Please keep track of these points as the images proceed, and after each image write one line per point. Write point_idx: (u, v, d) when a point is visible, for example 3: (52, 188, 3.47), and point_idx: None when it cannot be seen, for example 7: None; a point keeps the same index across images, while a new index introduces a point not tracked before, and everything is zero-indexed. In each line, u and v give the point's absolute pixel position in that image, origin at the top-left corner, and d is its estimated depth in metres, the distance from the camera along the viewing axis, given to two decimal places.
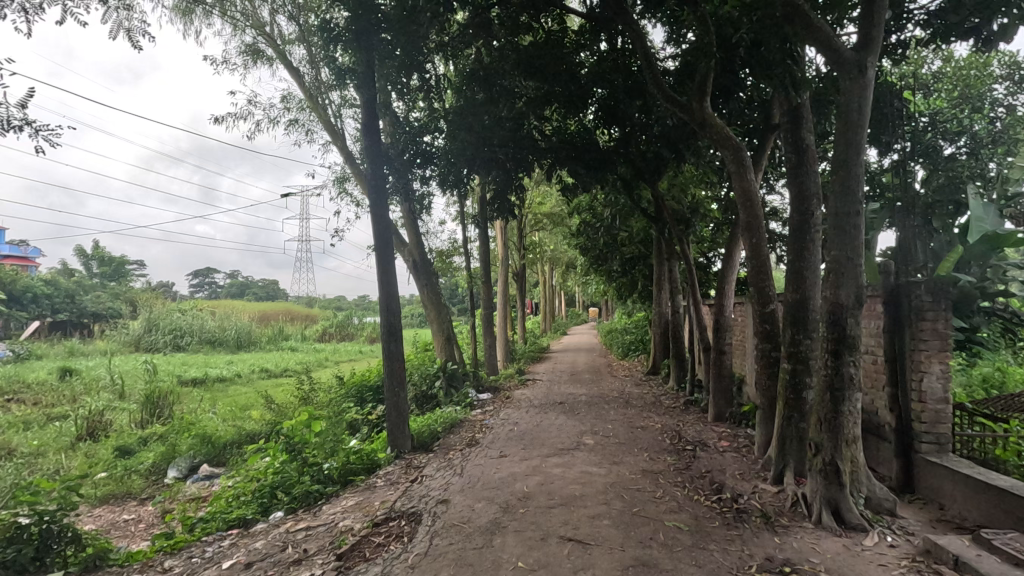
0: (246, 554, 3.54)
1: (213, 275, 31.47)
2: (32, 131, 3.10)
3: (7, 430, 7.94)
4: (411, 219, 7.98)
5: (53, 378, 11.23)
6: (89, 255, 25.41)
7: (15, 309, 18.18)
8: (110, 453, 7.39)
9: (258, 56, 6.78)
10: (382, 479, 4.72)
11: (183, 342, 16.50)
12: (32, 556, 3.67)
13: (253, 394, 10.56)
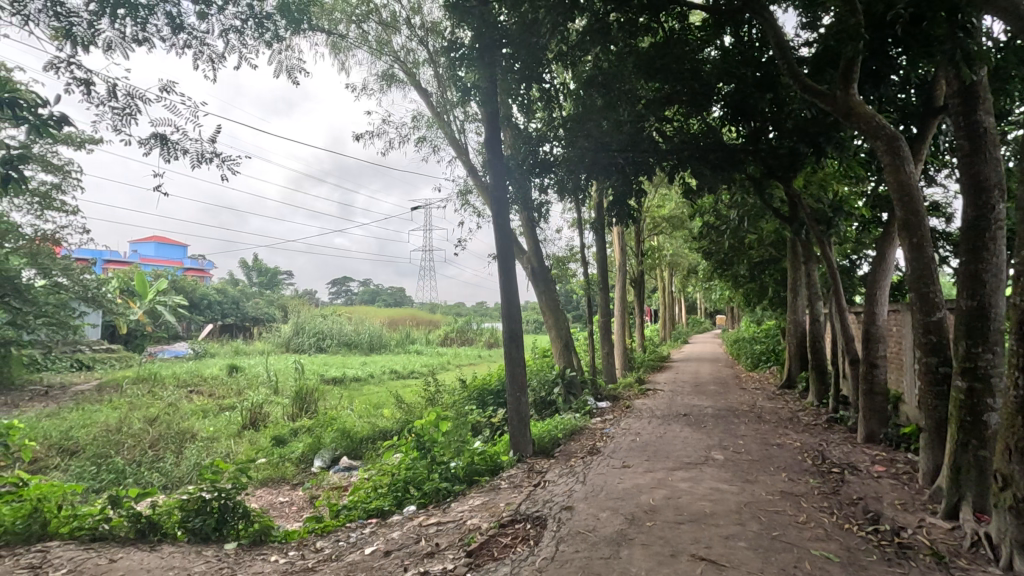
0: (385, 543, 3.81)
1: (349, 284, 34.50)
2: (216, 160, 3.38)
3: (191, 416, 9.34)
4: (530, 227, 8.14)
5: (224, 374, 13.01)
6: (250, 267, 29.15)
7: (195, 314, 21.34)
8: (268, 441, 8.38)
9: (391, 81, 7.35)
10: (506, 481, 4.84)
11: (325, 344, 18.58)
12: (213, 526, 4.27)
13: (385, 394, 11.40)
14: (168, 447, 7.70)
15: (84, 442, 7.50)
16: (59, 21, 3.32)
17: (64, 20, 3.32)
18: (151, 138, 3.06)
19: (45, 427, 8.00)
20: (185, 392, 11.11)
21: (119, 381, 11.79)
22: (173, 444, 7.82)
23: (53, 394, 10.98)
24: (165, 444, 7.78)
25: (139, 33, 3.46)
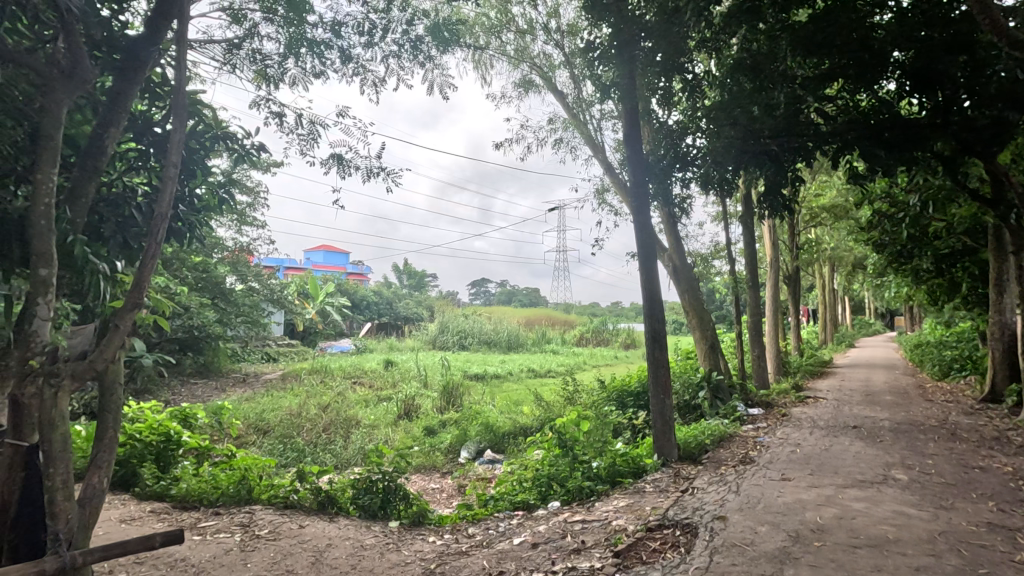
0: (532, 535, 3.93)
1: (488, 284, 36.05)
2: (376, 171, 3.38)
3: (356, 404, 10.45)
4: (671, 224, 7.83)
5: (381, 368, 14.34)
6: (401, 270, 31.82)
7: (356, 314, 23.82)
8: (421, 431, 9.07)
9: (529, 87, 7.55)
10: (651, 485, 4.72)
11: (467, 342, 19.67)
12: (379, 505, 4.73)
13: (524, 391, 11.72)
14: (338, 431, 8.67)
15: (274, 423, 8.76)
16: (258, 65, 3.91)
17: (260, 64, 3.90)
18: (329, 159, 3.27)
19: (245, 409, 9.48)
20: (349, 383, 12.46)
21: (298, 371, 13.59)
22: (342, 428, 8.79)
23: (249, 382, 12.97)
24: (336, 428, 8.78)
25: (317, 66, 3.94)
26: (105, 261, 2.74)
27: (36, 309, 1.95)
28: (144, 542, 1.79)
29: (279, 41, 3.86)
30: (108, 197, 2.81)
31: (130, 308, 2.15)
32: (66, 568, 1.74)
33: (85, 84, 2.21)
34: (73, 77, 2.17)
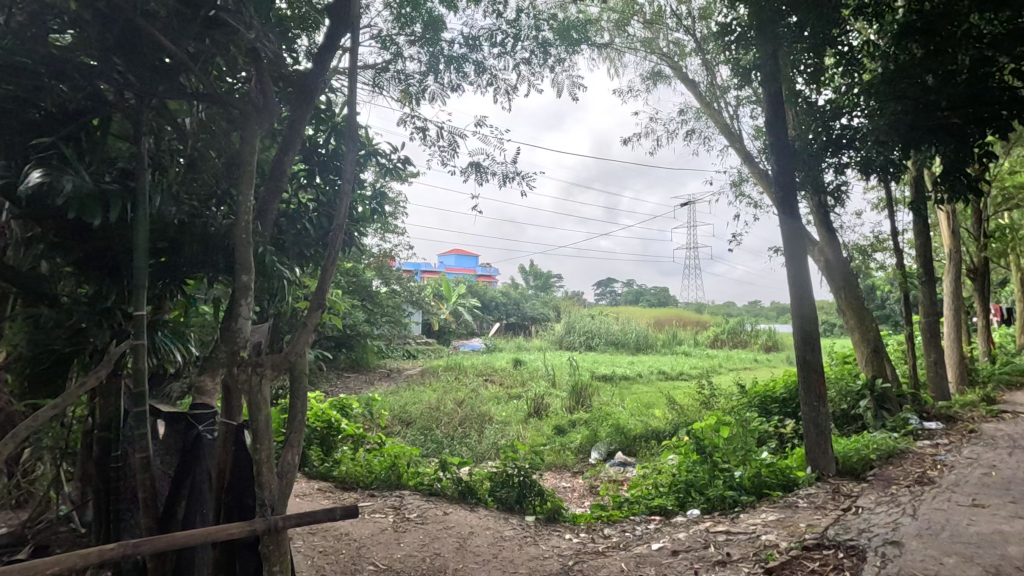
0: (672, 542, 3.80)
1: (614, 284, 35.45)
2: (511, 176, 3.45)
3: (489, 401, 10.88)
4: (823, 214, 7.09)
5: (511, 367, 14.77)
6: (527, 271, 32.53)
7: (486, 314, 24.77)
8: (551, 430, 9.18)
9: (658, 78, 7.31)
10: (804, 500, 4.33)
11: (594, 342, 19.53)
12: (516, 499, 4.87)
13: (656, 394, 11.34)
14: (473, 426, 9.09)
15: (415, 415, 9.43)
16: (403, 85, 4.23)
17: (405, 83, 4.22)
18: (468, 167, 3.43)
19: (391, 402, 10.34)
20: (482, 381, 12.99)
21: (435, 368, 14.48)
22: (476, 423, 9.20)
23: (393, 376, 14.11)
24: (471, 423, 9.21)
25: (454, 80, 4.17)
26: (288, 267, 3.21)
27: (239, 308, 2.27)
28: (325, 514, 1.80)
29: (421, 61, 4.15)
30: (289, 212, 3.25)
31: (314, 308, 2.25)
32: (271, 530, 1.84)
33: (273, 117, 2.55)
34: (264, 111, 2.52)
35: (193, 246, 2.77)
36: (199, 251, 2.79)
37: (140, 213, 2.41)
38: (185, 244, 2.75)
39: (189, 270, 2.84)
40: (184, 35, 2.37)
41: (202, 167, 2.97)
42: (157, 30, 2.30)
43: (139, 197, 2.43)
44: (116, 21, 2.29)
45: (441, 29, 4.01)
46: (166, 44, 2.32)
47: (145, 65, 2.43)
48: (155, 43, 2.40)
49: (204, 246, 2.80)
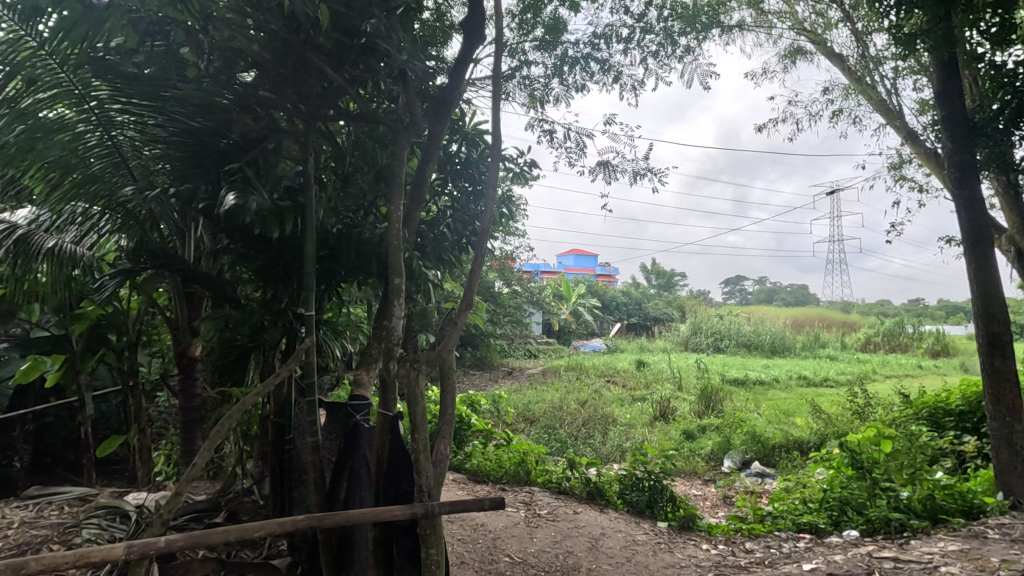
0: (827, 564, 3.47)
1: (743, 282, 33.16)
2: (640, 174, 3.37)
3: (612, 402, 10.73)
4: (1013, 197, 6.04)
5: (633, 368, 14.45)
6: (649, 270, 31.58)
7: (606, 314, 24.47)
8: (679, 434, 8.82)
9: (798, 55, 6.71)
10: (995, 530, 3.71)
11: (723, 344, 18.45)
12: (647, 503, 4.75)
13: (797, 401, 10.42)
14: (597, 427, 9.01)
15: (539, 414, 9.58)
16: (528, 90, 4.32)
17: (531, 88, 4.31)
18: (596, 167, 3.41)
19: (515, 400, 10.60)
20: (604, 382, 12.84)
21: (556, 368, 14.59)
22: (600, 424, 9.11)
23: (516, 376, 14.45)
24: (594, 424, 9.15)
25: (579, 81, 4.17)
26: (428, 270, 3.43)
27: (393, 308, 2.46)
28: (476, 504, 1.89)
29: (546, 66, 4.21)
30: (428, 219, 3.47)
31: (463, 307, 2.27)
32: (430, 515, 1.96)
33: (420, 130, 2.74)
34: (409, 128, 2.72)
35: (349, 253, 3.06)
36: (354, 258, 3.07)
37: (309, 225, 2.71)
38: (343, 252, 3.05)
39: (346, 275, 3.15)
40: (343, 62, 2.64)
41: (354, 181, 3.27)
42: (322, 60, 2.59)
43: (307, 210, 2.74)
44: (289, 57, 2.60)
45: (564, 31, 4.04)
46: (328, 73, 2.58)
47: (311, 91, 2.73)
48: (319, 72, 2.70)
49: (358, 253, 3.08)
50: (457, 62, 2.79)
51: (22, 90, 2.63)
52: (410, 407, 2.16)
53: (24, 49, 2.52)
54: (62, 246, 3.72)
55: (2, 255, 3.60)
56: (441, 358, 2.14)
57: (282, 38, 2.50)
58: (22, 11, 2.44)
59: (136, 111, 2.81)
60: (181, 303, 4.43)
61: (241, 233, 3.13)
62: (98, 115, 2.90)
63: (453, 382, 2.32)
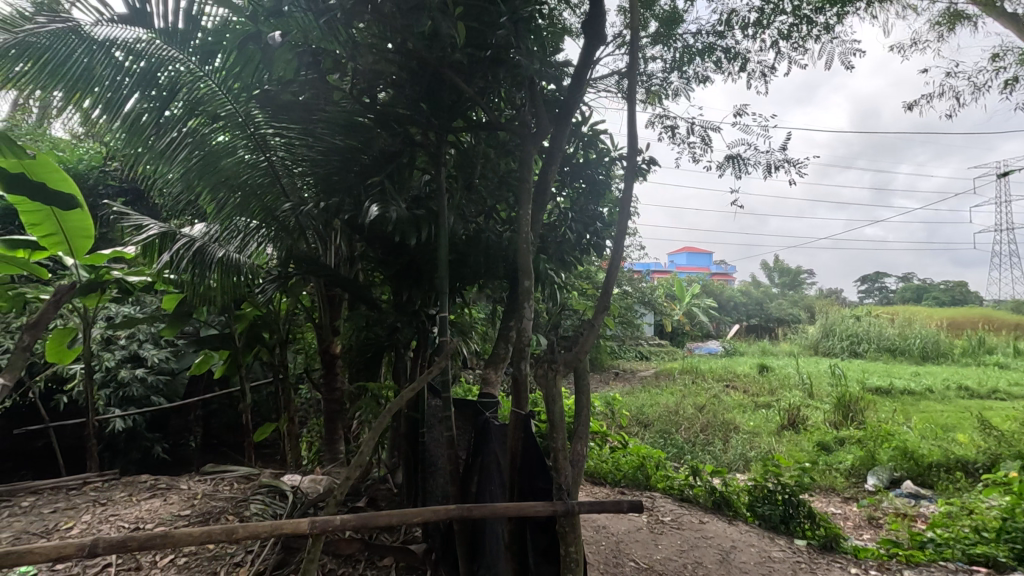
0: None
1: (884, 279, 29.66)
2: (776, 165, 3.14)
3: (733, 409, 10.12)
4: None
5: (755, 372, 13.51)
6: (771, 268, 29.38)
7: (723, 315, 23.14)
8: (813, 446, 8.10)
9: (958, 19, 5.87)
10: None
11: (861, 348, 16.66)
12: (781, 518, 4.43)
13: (958, 414, 9.11)
14: (717, 434, 8.54)
15: (653, 418, 9.29)
16: (646, 87, 4.21)
17: (649, 85, 4.19)
18: (725, 161, 3.24)
19: (628, 402, 10.38)
20: (723, 386, 12.14)
21: (670, 371, 14.06)
22: (720, 431, 8.64)
23: (627, 378, 14.14)
24: (714, 430, 8.69)
25: (701, 73, 3.98)
26: (552, 272, 3.47)
27: (524, 309, 2.53)
28: (615, 505, 1.89)
29: (664, 60, 4.05)
30: (551, 222, 3.52)
31: (601, 308, 2.23)
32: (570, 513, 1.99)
33: (546, 135, 2.80)
34: (538, 132, 2.80)
35: (478, 257, 3.20)
36: (482, 261, 3.21)
37: (443, 231, 2.88)
38: (471, 255, 3.20)
39: (475, 277, 3.29)
40: (474, 75, 2.78)
41: (480, 187, 3.41)
42: (455, 74, 2.74)
43: (442, 217, 2.91)
44: (424, 75, 2.78)
45: (682, 22, 3.87)
46: (461, 86, 2.73)
47: (443, 105, 2.90)
48: (451, 86, 2.86)
49: (486, 256, 3.22)
50: (581, 65, 2.81)
51: (202, 122, 3.27)
52: (547, 406, 2.21)
53: (203, 90, 3.16)
54: (228, 255, 4.28)
55: (185, 264, 4.19)
56: (577, 360, 2.15)
57: (418, 57, 2.68)
58: (198, 57, 3.00)
59: (293, 133, 3.17)
60: (323, 305, 4.89)
61: (380, 240, 3.38)
62: (255, 137, 3.39)
63: (587, 382, 2.32)
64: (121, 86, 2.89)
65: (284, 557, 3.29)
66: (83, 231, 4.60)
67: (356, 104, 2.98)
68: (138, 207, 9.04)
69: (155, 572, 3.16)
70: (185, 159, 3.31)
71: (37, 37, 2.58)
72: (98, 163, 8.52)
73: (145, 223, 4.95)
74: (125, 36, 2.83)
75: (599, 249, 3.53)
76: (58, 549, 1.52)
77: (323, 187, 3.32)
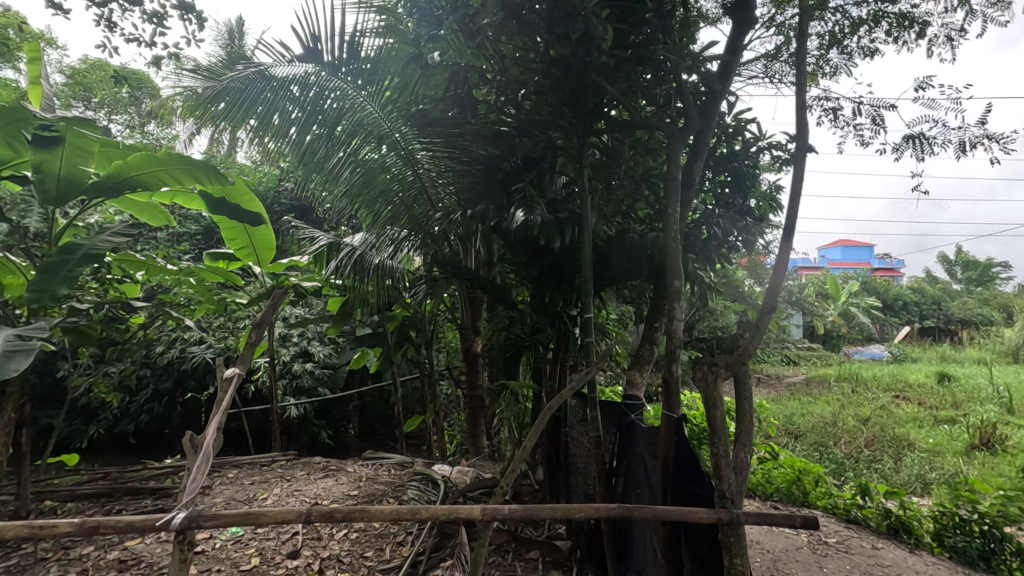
0: None
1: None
2: (972, 141, 2.70)
3: (906, 422, 8.85)
4: None
5: (934, 382, 11.68)
6: (952, 261, 25.23)
7: (890, 316, 20.34)
8: (1016, 471, 6.80)
9: None
10: None
11: None
12: (979, 553, 3.78)
13: None
14: (886, 450, 7.54)
15: (806, 429, 8.46)
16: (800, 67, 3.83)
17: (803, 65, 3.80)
18: (902, 142, 2.87)
19: (775, 410, 9.56)
20: (892, 397, 10.67)
21: (824, 378, 12.68)
22: (891, 447, 7.61)
23: (773, 385, 13.04)
24: (882, 446, 7.67)
25: (866, 44, 3.50)
26: (699, 271, 3.33)
27: (674, 309, 2.50)
28: (787, 519, 1.81)
29: (821, 35, 3.64)
30: (696, 219, 3.38)
31: (767, 309, 2.06)
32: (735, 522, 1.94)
33: (694, 130, 2.73)
34: (686, 126, 2.72)
35: (620, 257, 3.17)
36: (626, 260, 3.17)
37: (586, 231, 2.90)
38: (614, 256, 3.17)
39: (617, 278, 3.27)
40: (619, 75, 2.75)
41: (621, 187, 3.38)
42: (600, 76, 2.73)
43: (585, 219, 2.93)
44: (567, 81, 2.82)
45: None
46: (605, 86, 2.72)
47: (587, 107, 2.91)
48: (593, 88, 2.87)
49: (629, 256, 3.17)
50: (730, 55, 2.68)
51: (362, 143, 3.63)
52: (708, 411, 2.17)
53: (363, 113, 3.53)
54: (382, 261, 4.68)
55: (347, 270, 4.67)
56: (741, 363, 2.08)
57: (560, 64, 2.73)
58: (360, 84, 3.46)
59: (443, 146, 3.42)
60: (466, 306, 5.14)
61: (524, 244, 3.51)
62: (405, 153, 3.66)
63: (749, 387, 2.22)
64: (294, 115, 3.48)
65: (439, 541, 3.54)
66: (265, 242, 5.38)
67: (501, 115, 3.11)
68: (305, 221, 10.29)
69: (334, 543, 3.58)
70: (347, 176, 3.72)
71: (239, 82, 3.38)
72: (274, 184, 9.84)
73: (314, 234, 5.61)
74: (302, 72, 3.46)
75: (750, 246, 3.32)
76: (283, 513, 1.78)
77: (470, 194, 3.51)
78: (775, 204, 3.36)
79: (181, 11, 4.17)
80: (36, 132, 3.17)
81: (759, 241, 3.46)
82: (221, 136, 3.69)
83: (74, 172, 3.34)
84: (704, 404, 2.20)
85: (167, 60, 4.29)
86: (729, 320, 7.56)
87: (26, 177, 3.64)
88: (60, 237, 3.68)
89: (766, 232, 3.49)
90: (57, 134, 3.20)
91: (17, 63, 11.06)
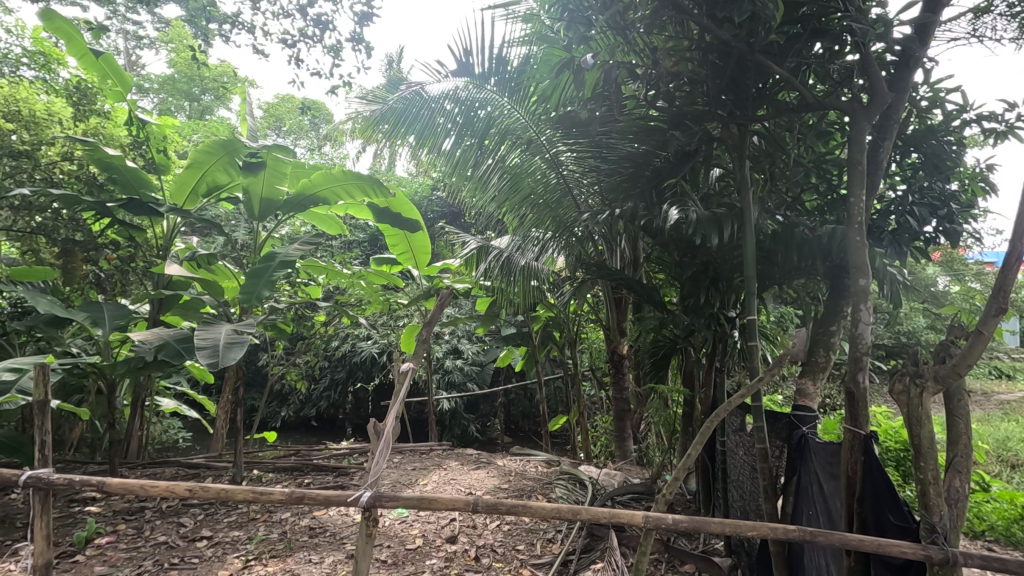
0: None
1: None
2: None
3: None
4: None
5: None
6: None
7: None
8: None
9: None
10: None
11: None
12: None
13: None
14: None
15: None
16: None
17: None
18: None
19: (984, 433, 7.97)
20: None
21: None
22: None
23: (979, 402, 10.95)
24: None
25: None
26: (890, 266, 2.87)
27: (860, 311, 2.20)
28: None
29: None
30: (882, 207, 2.92)
31: (993, 313, 1.71)
32: (951, 563, 1.72)
33: (883, 106, 2.37)
34: (873, 102, 2.37)
35: (789, 253, 2.86)
36: (796, 256, 2.86)
37: (749, 226, 2.66)
38: (782, 252, 2.87)
39: (784, 276, 2.97)
40: (788, 53, 2.49)
41: (787, 178, 3.05)
42: (767, 57, 2.50)
43: (747, 214, 2.69)
44: (726, 68, 2.62)
45: None
46: (772, 66, 2.47)
47: (749, 92, 2.67)
48: (757, 72, 2.63)
49: (798, 253, 2.83)
50: (928, 15, 2.29)
51: (510, 149, 3.74)
52: (911, 430, 1.88)
53: (511, 119, 3.65)
54: (528, 263, 4.76)
55: (495, 271, 4.85)
56: (956, 376, 1.77)
57: (718, 50, 2.55)
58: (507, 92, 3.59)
59: (590, 147, 3.38)
60: (611, 307, 5.01)
61: (676, 242, 3.34)
62: (550, 156, 3.70)
63: (965, 406, 1.87)
64: (447, 128, 3.75)
65: (589, 542, 3.53)
66: (422, 246, 5.77)
67: (650, 109, 2.97)
68: (455, 226, 10.96)
69: (488, 532, 3.76)
70: (496, 182, 3.87)
71: (399, 104, 3.75)
72: (427, 193, 10.64)
73: (465, 238, 5.93)
74: (455, 88, 3.69)
75: (955, 235, 2.79)
76: (451, 501, 1.93)
77: (617, 194, 3.42)
78: (989, 185, 2.79)
79: (352, 43, 4.68)
80: (246, 160, 3.78)
81: (965, 230, 2.89)
82: (382, 152, 4.09)
83: (272, 191, 3.94)
84: (906, 424, 1.90)
85: (341, 87, 4.84)
86: (919, 324, 6.46)
87: (240, 197, 4.33)
88: (263, 246, 4.32)
89: (976, 218, 2.90)
90: (260, 160, 3.76)
91: (229, 103, 13.29)
